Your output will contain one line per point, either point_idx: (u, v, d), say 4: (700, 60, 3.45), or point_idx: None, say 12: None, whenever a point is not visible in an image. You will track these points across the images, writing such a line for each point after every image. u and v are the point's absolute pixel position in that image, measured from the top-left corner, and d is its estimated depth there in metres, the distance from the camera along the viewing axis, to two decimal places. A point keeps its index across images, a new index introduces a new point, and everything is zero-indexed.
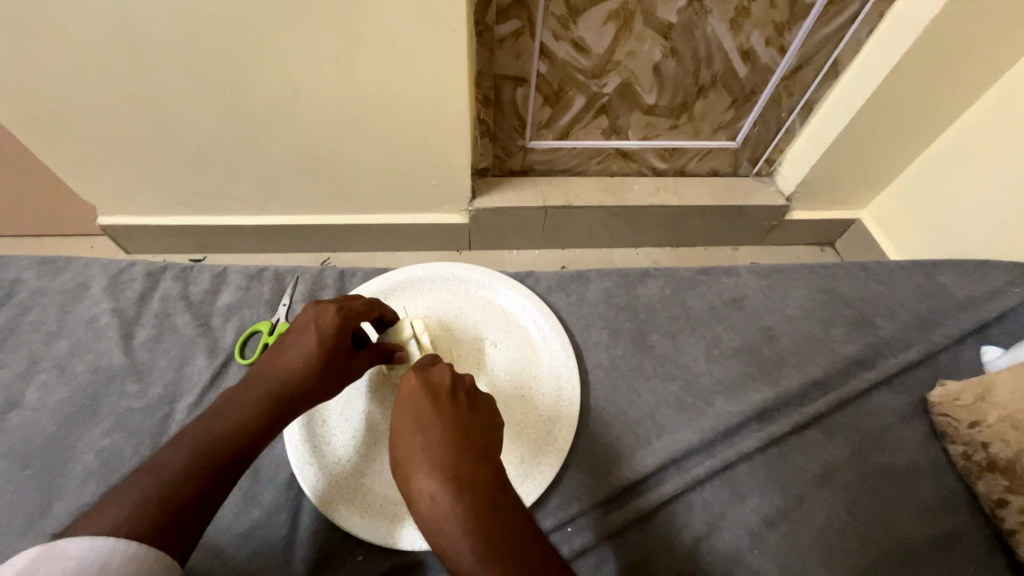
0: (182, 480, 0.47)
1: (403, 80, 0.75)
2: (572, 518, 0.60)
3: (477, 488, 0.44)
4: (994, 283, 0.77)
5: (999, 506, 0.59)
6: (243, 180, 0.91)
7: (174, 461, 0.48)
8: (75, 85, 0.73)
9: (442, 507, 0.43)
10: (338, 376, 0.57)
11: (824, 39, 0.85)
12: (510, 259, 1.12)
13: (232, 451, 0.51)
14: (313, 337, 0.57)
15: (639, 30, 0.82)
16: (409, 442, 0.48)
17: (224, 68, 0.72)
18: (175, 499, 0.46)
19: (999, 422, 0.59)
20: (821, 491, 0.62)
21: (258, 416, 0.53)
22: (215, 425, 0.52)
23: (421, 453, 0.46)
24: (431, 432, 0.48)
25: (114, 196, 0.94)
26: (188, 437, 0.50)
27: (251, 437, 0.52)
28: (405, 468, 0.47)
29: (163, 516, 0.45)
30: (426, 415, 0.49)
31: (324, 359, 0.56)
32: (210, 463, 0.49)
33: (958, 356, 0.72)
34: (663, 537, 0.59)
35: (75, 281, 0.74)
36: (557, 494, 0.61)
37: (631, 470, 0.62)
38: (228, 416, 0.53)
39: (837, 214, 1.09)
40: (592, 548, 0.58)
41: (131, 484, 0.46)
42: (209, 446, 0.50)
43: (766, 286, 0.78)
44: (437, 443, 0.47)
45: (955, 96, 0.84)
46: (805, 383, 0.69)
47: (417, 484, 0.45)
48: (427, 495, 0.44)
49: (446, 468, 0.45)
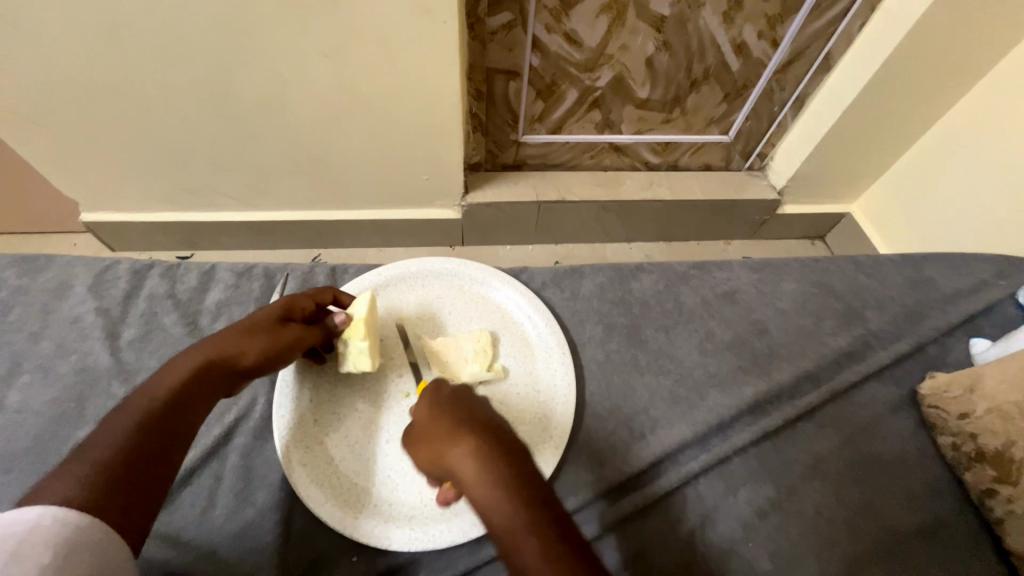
0: (119, 451, 0.47)
1: (392, 71, 0.73)
2: (596, 498, 0.61)
3: (517, 466, 0.45)
4: (981, 276, 0.78)
5: (986, 496, 0.60)
6: (232, 177, 0.89)
7: (110, 434, 0.48)
8: (54, 76, 0.70)
9: (488, 485, 0.44)
10: (271, 339, 0.57)
11: (816, 33, 0.85)
12: (503, 254, 1.11)
13: (167, 422, 0.50)
14: (252, 315, 0.59)
15: (633, 21, 0.81)
16: (448, 434, 0.48)
17: (208, 61, 0.70)
18: (113, 469, 0.46)
19: (988, 413, 0.60)
20: (812, 482, 0.63)
21: (193, 386, 0.53)
22: (146, 398, 0.51)
23: (463, 437, 0.47)
24: (470, 425, 0.48)
25: (99, 192, 0.91)
26: (125, 411, 0.50)
27: (183, 407, 0.52)
28: (446, 454, 0.47)
29: (103, 485, 0.45)
30: (459, 411, 0.50)
31: (264, 334, 0.57)
32: (144, 435, 0.48)
33: (946, 347, 0.73)
34: (663, 529, 0.59)
35: (57, 280, 0.72)
36: (581, 476, 0.62)
37: (663, 441, 0.64)
38: (156, 387, 0.52)
39: (828, 208, 1.10)
40: (614, 530, 0.59)
41: (69, 465, 0.45)
42: (143, 417, 0.49)
43: (758, 280, 0.79)
44: (476, 432, 0.47)
45: (944, 89, 0.85)
46: (796, 375, 0.69)
47: (461, 460, 0.46)
48: (473, 475, 0.45)
49: (487, 449, 0.46)
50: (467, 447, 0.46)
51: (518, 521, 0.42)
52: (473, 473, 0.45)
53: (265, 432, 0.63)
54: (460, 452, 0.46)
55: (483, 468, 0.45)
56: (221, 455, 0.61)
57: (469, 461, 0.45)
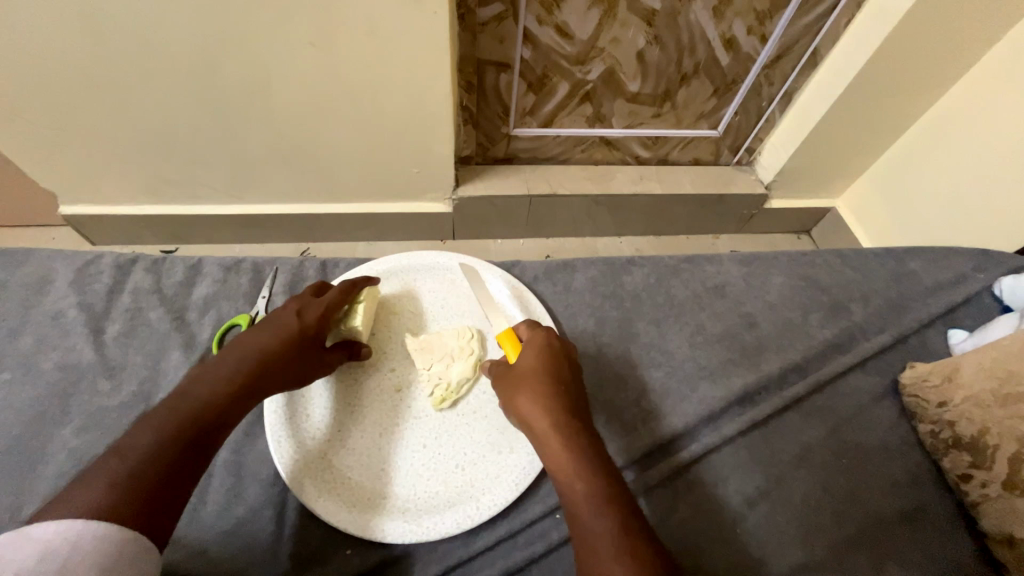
0: (155, 460, 0.43)
1: (382, 62, 0.72)
2: (647, 450, 0.64)
3: (570, 417, 0.53)
4: (961, 269, 0.80)
5: (963, 481, 0.61)
6: (218, 170, 0.88)
7: (145, 440, 0.44)
8: (31, 63, 0.68)
9: (545, 431, 0.52)
10: (314, 361, 0.57)
11: (804, 29, 0.86)
12: (494, 249, 1.11)
13: (201, 426, 0.47)
14: (292, 323, 0.56)
15: (624, 15, 0.81)
16: (517, 385, 0.56)
17: (194, 49, 0.68)
18: (150, 479, 0.42)
19: (965, 402, 0.62)
20: (799, 470, 0.64)
21: (239, 391, 0.51)
22: (181, 403, 0.48)
23: (530, 388, 0.55)
24: (536, 379, 0.55)
25: (80, 185, 0.89)
26: (155, 417, 0.46)
27: (220, 414, 0.49)
28: (514, 399, 0.55)
29: (143, 497, 0.42)
30: (528, 365, 0.57)
31: (296, 344, 0.56)
32: (180, 441, 0.45)
33: (927, 339, 0.75)
34: (689, 492, 0.62)
35: (37, 274, 0.70)
36: (636, 432, 0.65)
37: (714, 391, 0.68)
38: (198, 393, 0.49)
39: (813, 202, 1.11)
40: (661, 485, 0.62)
41: (95, 470, 0.42)
42: (175, 424, 0.46)
43: (747, 273, 0.80)
44: (540, 385, 0.55)
45: (927, 86, 0.86)
46: (784, 367, 0.71)
47: (525, 406, 0.54)
48: (535, 419, 0.53)
49: (546, 400, 0.54)
50: (543, 394, 0.54)
51: (571, 451, 0.50)
52: (547, 419, 0.52)
53: (256, 428, 0.63)
54: (541, 399, 0.54)
55: (539, 413, 0.53)
56: None
57: (550, 404, 0.53)
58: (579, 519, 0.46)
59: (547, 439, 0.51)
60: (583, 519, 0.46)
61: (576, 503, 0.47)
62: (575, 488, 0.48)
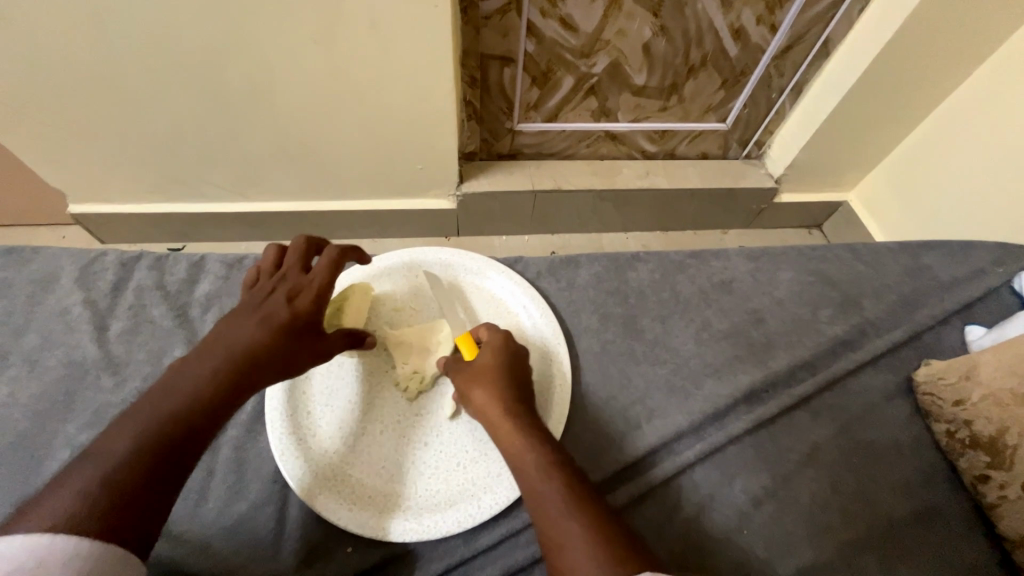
0: (131, 465, 0.41)
1: (384, 57, 0.72)
2: (650, 449, 0.63)
3: (521, 409, 0.54)
4: (978, 264, 0.78)
5: (980, 482, 0.60)
6: (222, 167, 0.88)
7: (121, 446, 0.42)
8: (34, 62, 0.68)
9: (500, 423, 0.53)
10: (313, 347, 0.54)
11: (815, 18, 0.83)
12: (499, 245, 1.10)
13: (184, 427, 0.45)
14: (281, 309, 0.53)
15: (629, 6, 0.80)
16: (470, 380, 0.57)
17: (194, 46, 0.68)
18: (126, 486, 0.41)
19: (982, 401, 0.60)
20: (807, 469, 0.63)
21: (227, 387, 0.48)
22: (162, 403, 0.45)
23: (482, 383, 0.56)
24: (488, 373, 0.57)
25: (88, 184, 0.90)
26: (133, 420, 0.44)
27: (207, 412, 0.46)
28: (469, 394, 0.57)
29: (119, 505, 0.40)
30: (479, 360, 0.58)
31: (290, 330, 0.52)
32: (159, 445, 0.43)
33: (942, 335, 0.73)
34: (693, 492, 0.61)
35: (43, 272, 0.71)
36: (640, 430, 0.64)
37: (720, 388, 0.67)
38: (179, 392, 0.46)
39: (826, 196, 1.09)
40: (664, 485, 0.61)
41: (73, 474, 0.40)
42: (156, 424, 0.44)
43: (755, 269, 0.78)
44: (492, 379, 0.56)
45: (944, 75, 0.84)
46: (793, 364, 0.69)
47: (479, 399, 0.55)
48: (490, 412, 0.54)
49: (499, 392, 0.55)
50: (496, 387, 0.56)
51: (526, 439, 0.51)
52: (501, 410, 0.54)
53: (258, 424, 0.63)
54: (494, 393, 0.55)
55: (492, 405, 0.54)
56: (212, 448, 0.61)
57: (500, 397, 0.55)
58: (538, 502, 0.47)
59: (503, 430, 0.53)
60: (541, 501, 0.47)
61: (533, 487, 0.48)
62: (532, 474, 0.49)
